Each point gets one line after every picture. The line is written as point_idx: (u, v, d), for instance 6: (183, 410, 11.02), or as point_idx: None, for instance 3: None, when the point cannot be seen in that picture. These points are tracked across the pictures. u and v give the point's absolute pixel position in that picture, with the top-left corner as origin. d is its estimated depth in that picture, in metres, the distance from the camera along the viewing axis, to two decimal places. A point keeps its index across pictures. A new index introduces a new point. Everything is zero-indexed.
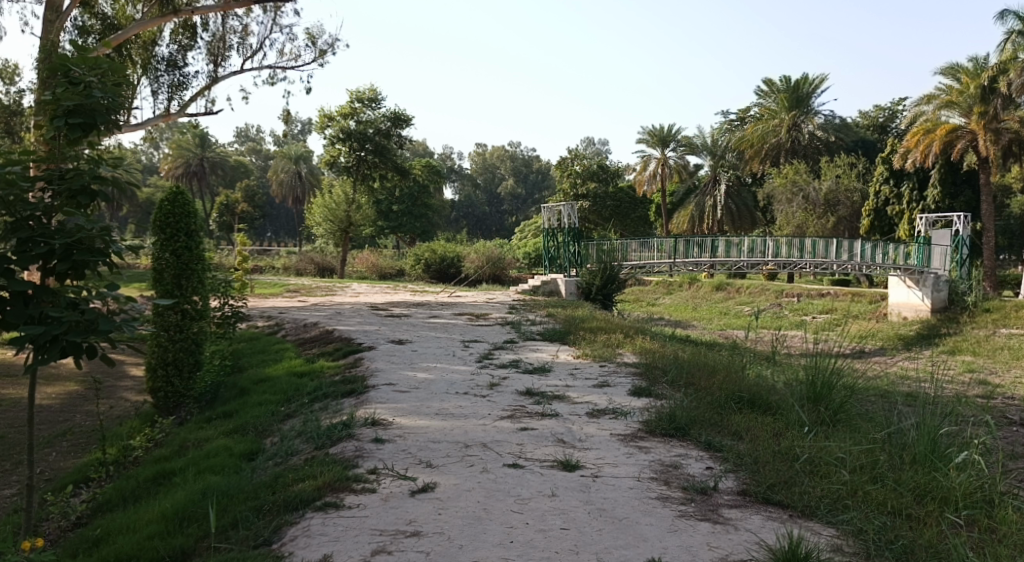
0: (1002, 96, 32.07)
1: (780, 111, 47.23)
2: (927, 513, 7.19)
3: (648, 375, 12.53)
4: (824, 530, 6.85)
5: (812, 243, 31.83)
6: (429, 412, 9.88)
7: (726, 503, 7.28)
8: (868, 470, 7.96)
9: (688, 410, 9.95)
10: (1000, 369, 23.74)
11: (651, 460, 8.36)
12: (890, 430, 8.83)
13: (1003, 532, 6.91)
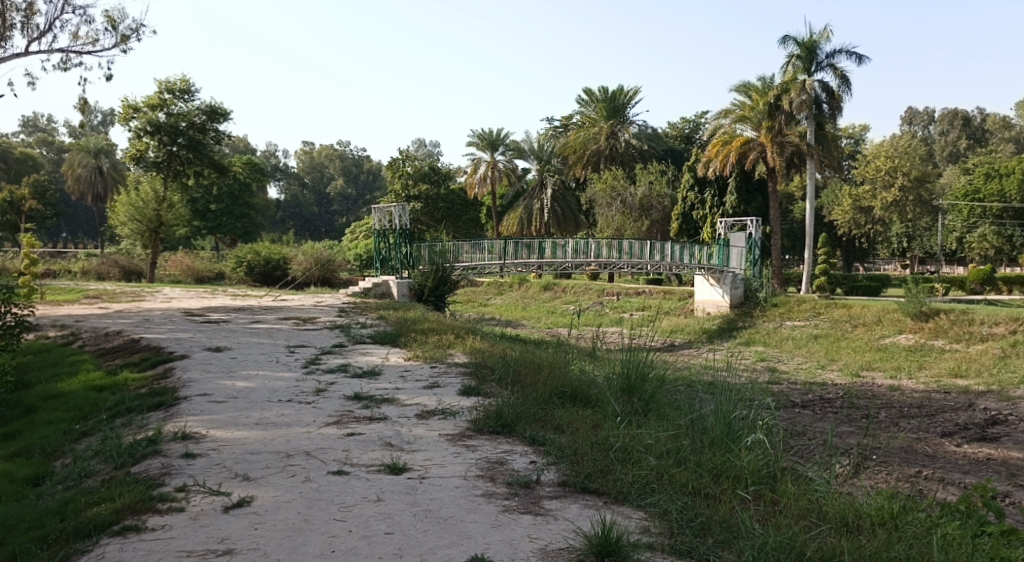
0: (785, 113, 35.35)
1: (599, 120, 49.65)
2: (722, 490, 8.05)
3: (476, 374, 13.12)
4: (634, 514, 7.59)
5: (629, 245, 33.90)
6: (248, 423, 9.95)
7: (547, 495, 7.92)
8: (673, 455, 8.82)
9: (514, 406, 10.59)
10: (786, 357, 25.86)
11: (478, 457, 8.91)
12: (693, 419, 9.78)
13: (783, 503, 7.81)
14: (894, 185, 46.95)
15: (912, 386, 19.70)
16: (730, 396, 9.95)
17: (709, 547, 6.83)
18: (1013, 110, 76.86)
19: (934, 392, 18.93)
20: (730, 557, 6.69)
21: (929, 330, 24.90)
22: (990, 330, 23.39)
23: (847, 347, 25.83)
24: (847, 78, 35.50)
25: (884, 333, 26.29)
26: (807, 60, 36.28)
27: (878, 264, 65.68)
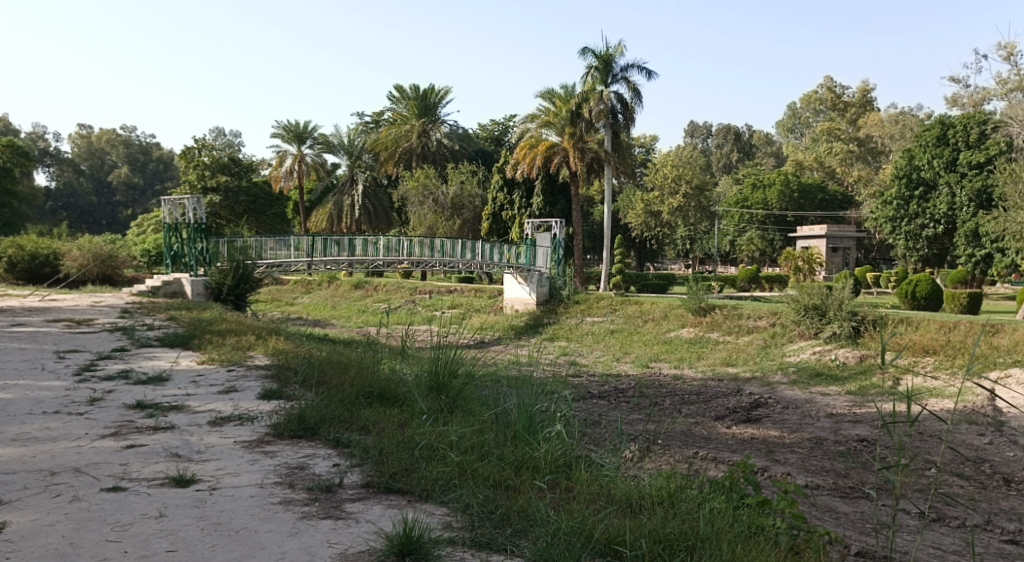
0: (586, 121, 37.46)
1: (410, 118, 49.94)
2: (521, 481, 8.25)
3: (278, 377, 13.07)
4: (437, 510, 7.58)
5: (443, 244, 34.53)
6: (6, 439, 9.38)
7: (349, 498, 7.78)
8: (477, 449, 8.93)
9: (318, 409, 10.56)
10: (587, 351, 27.39)
11: (275, 465, 8.68)
12: (497, 412, 9.94)
13: (577, 490, 8.09)
14: (678, 192, 51.01)
15: (693, 375, 21.53)
16: (528, 386, 10.25)
17: (508, 538, 6.90)
18: (776, 127, 85.70)
19: (709, 380, 20.76)
20: (526, 545, 6.81)
21: (706, 324, 26.76)
22: (756, 322, 25.58)
23: (640, 342, 27.55)
24: (640, 91, 37.69)
25: (670, 326, 28.12)
26: (604, 72, 37.81)
27: (664, 264, 70.81)
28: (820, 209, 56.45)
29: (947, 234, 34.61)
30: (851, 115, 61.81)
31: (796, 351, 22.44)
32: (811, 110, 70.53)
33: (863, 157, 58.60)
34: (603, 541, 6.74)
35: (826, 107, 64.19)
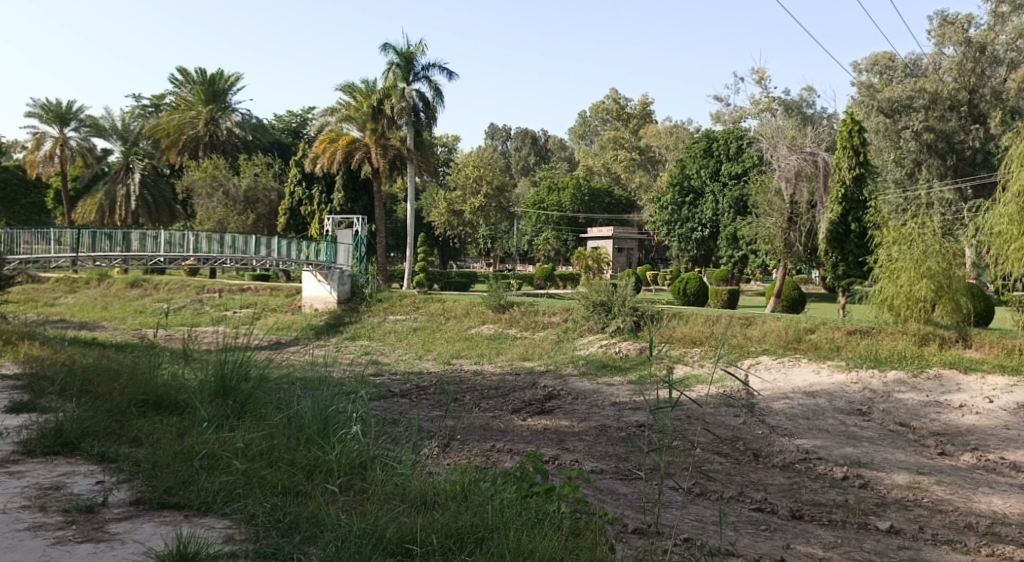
0: (388, 117, 36.91)
1: (196, 103, 47.23)
2: (313, 486, 7.69)
3: (32, 387, 12.23)
4: (217, 523, 7.00)
5: (232, 239, 31.52)
6: None
7: (114, 518, 7.12)
8: (266, 455, 8.25)
9: (79, 422, 9.74)
10: (390, 350, 26.69)
11: (25, 486, 7.89)
12: (289, 414, 9.10)
13: (371, 491, 7.58)
14: (480, 193, 52.33)
15: (492, 369, 22.52)
16: (323, 384, 9.50)
17: (295, 546, 6.43)
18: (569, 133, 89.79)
19: (508, 374, 21.69)
20: (316, 552, 6.37)
21: (505, 321, 27.58)
22: (551, 318, 26.66)
23: (442, 339, 27.67)
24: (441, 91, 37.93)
25: (470, 323, 28.48)
26: (406, 70, 37.55)
27: (466, 263, 72.12)
28: (607, 212, 59.81)
29: (712, 237, 38.03)
30: (633, 126, 66.74)
31: (585, 345, 23.88)
32: (599, 120, 74.55)
33: (643, 164, 63.78)
34: (395, 541, 6.43)
35: (612, 117, 68.16)
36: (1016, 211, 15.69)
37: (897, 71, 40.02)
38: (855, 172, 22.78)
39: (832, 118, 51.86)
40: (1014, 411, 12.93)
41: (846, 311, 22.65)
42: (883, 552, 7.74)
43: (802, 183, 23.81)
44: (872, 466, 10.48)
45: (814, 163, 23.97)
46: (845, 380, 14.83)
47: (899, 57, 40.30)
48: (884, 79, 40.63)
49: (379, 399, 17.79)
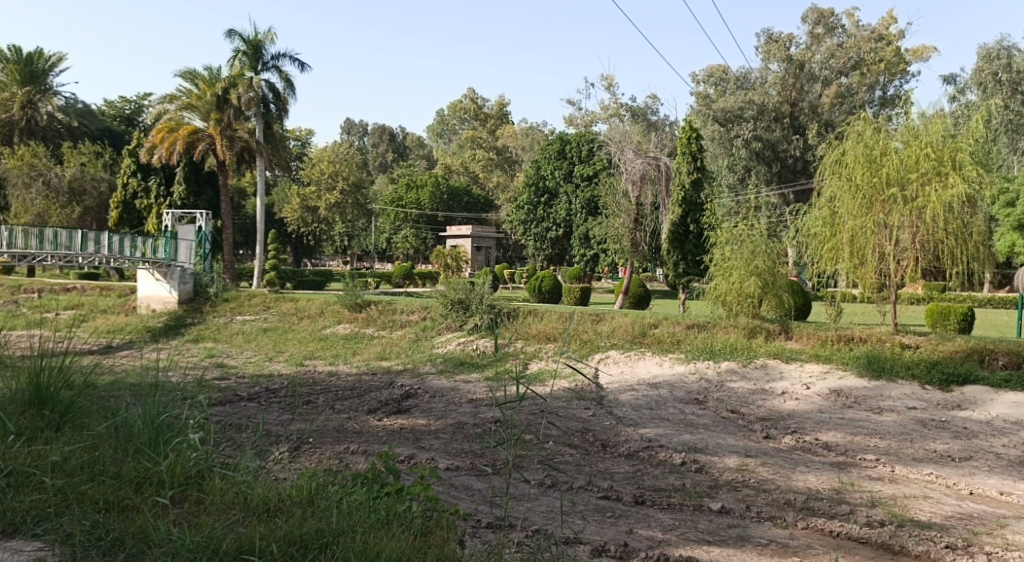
0: (235, 107, 34.61)
1: (11, 85, 44.10)
2: (141, 499, 7.27)
3: None
4: (26, 546, 6.40)
5: (55, 234, 27.56)
6: None
7: None
8: (87, 470, 7.56)
9: None
10: (236, 352, 25.59)
11: None
12: (114, 423, 8.28)
13: (208, 503, 7.31)
14: (335, 189, 51.28)
15: (348, 369, 22.18)
16: (155, 391, 8.64)
17: None
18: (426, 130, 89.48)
19: (364, 374, 21.50)
20: None
21: (361, 319, 27.13)
22: (408, 317, 26.49)
23: (294, 339, 26.87)
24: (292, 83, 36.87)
25: (325, 322, 27.89)
26: (253, 58, 35.91)
27: (322, 261, 70.79)
28: (465, 210, 59.78)
29: (566, 237, 39.12)
30: (490, 126, 67.20)
31: (442, 343, 24.00)
32: (456, 119, 74.79)
33: (500, 164, 64.41)
34: (231, 552, 6.26)
35: (469, 116, 68.44)
36: (828, 214, 17.22)
37: (730, 82, 42.52)
38: (693, 175, 25.17)
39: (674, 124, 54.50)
40: (827, 396, 14.25)
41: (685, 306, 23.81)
42: (716, 532, 8.32)
43: (648, 186, 24.54)
44: (706, 451, 11.14)
45: (657, 167, 24.79)
46: (684, 371, 15.80)
47: (731, 71, 42.77)
48: (718, 91, 42.92)
49: (222, 405, 16.95)
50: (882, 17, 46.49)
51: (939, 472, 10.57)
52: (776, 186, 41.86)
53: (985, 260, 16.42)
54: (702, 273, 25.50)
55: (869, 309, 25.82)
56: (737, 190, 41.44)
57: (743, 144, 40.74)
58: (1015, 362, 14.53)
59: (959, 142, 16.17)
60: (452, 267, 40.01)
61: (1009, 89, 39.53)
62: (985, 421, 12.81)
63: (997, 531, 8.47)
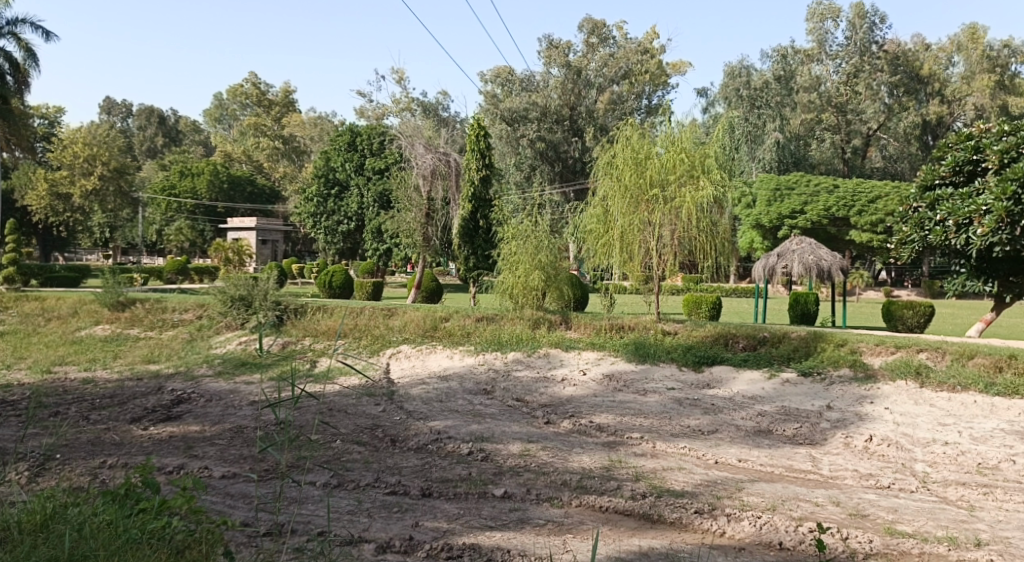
0: None
1: None
2: None
3: None
4: None
5: None
6: None
7: None
8: None
9: None
10: None
11: None
12: None
13: None
14: (93, 174, 46.98)
15: (106, 377, 19.04)
16: None
17: None
18: (202, 115, 84.84)
19: (126, 380, 18.74)
20: None
21: (125, 320, 23.69)
22: (182, 315, 23.57)
23: (39, 343, 22.92)
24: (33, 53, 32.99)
25: (80, 325, 24.00)
26: None
27: (76, 253, 65.57)
28: (249, 201, 58.40)
29: (358, 230, 38.81)
30: (275, 114, 65.39)
31: (221, 343, 21.32)
32: (237, 103, 71.40)
33: (288, 154, 62.74)
34: None
35: (250, 101, 64.92)
36: (601, 213, 18.33)
37: (516, 84, 43.61)
38: (483, 172, 24.87)
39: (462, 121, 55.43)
40: (600, 381, 15.26)
41: (476, 300, 24.20)
42: (498, 517, 8.69)
43: (437, 181, 25.36)
44: (491, 439, 11.52)
45: (447, 163, 25.72)
46: (473, 363, 16.27)
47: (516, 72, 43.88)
48: (505, 91, 43.87)
49: None
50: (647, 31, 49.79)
51: (692, 445, 11.67)
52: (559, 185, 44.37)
53: (728, 254, 18.39)
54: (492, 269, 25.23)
55: (638, 300, 27.78)
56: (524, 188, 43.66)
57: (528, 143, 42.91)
58: (752, 345, 16.23)
59: (706, 148, 17.95)
60: (234, 261, 38.25)
61: (749, 103, 44.11)
62: (729, 397, 14.24)
63: (737, 494, 9.50)
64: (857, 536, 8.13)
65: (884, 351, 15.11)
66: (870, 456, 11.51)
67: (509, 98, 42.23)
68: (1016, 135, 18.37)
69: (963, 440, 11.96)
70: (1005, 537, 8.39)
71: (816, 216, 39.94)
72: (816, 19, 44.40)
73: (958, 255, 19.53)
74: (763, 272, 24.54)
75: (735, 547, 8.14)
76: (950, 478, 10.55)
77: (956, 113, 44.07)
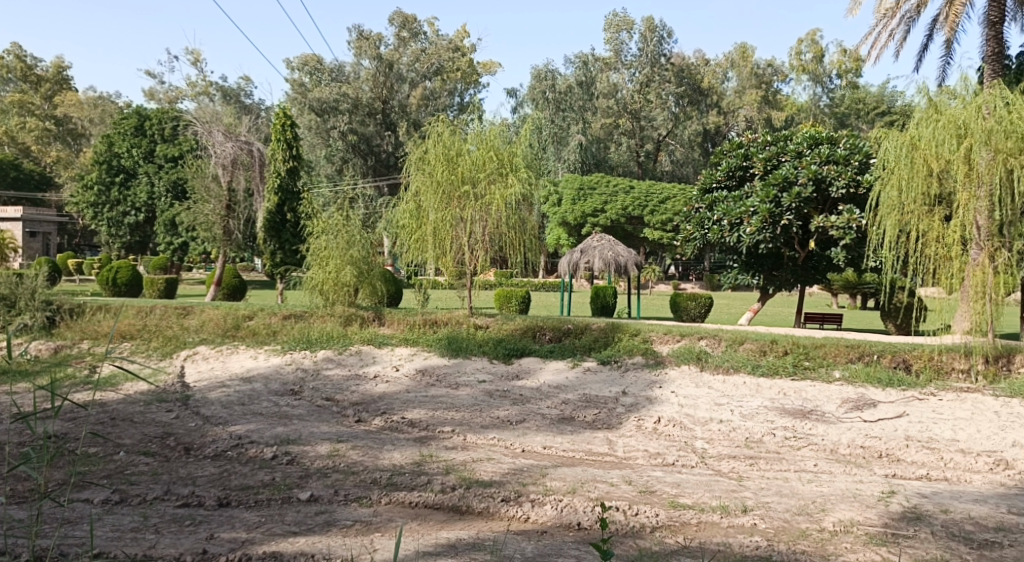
0: None
1: None
2: None
3: None
4: None
5: None
6: None
7: None
8: None
9: None
10: None
11: None
12: None
13: None
14: None
15: None
16: None
17: None
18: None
19: None
20: None
21: None
22: None
23: None
24: None
25: None
26: None
27: None
28: (14, 188, 52.99)
29: (147, 222, 36.36)
30: (47, 92, 59.78)
31: None
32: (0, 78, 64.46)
33: (62, 137, 58.40)
34: None
35: (13, 75, 58.72)
36: (414, 208, 18.13)
37: (325, 73, 42.15)
38: (289, 164, 24.64)
39: (264, 109, 53.03)
40: (413, 376, 15.16)
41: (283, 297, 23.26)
42: (303, 521, 8.36)
43: (238, 171, 24.27)
44: (298, 441, 11.08)
45: (249, 152, 24.95)
46: (280, 362, 15.70)
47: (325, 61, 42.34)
48: (313, 81, 42.14)
49: None
50: (456, 30, 49.84)
51: (500, 435, 11.82)
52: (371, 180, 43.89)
53: (535, 250, 18.97)
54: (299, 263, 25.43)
55: (451, 295, 27.94)
56: (335, 181, 42.85)
57: (339, 135, 42.20)
58: (557, 337, 16.78)
59: (514, 147, 18.33)
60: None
61: (553, 106, 44.99)
62: (536, 387, 14.58)
63: (542, 480, 9.69)
64: (646, 512, 8.53)
65: (671, 339, 16.08)
66: (658, 436, 12.19)
67: (318, 88, 40.84)
68: (776, 145, 20.34)
69: (734, 418, 12.95)
70: (766, 502, 9.06)
71: (614, 215, 42.00)
72: (611, 30, 46.24)
73: (732, 252, 21.21)
74: (569, 267, 25.10)
75: (538, 531, 8.32)
76: (724, 452, 11.36)
77: (730, 124, 47.17)
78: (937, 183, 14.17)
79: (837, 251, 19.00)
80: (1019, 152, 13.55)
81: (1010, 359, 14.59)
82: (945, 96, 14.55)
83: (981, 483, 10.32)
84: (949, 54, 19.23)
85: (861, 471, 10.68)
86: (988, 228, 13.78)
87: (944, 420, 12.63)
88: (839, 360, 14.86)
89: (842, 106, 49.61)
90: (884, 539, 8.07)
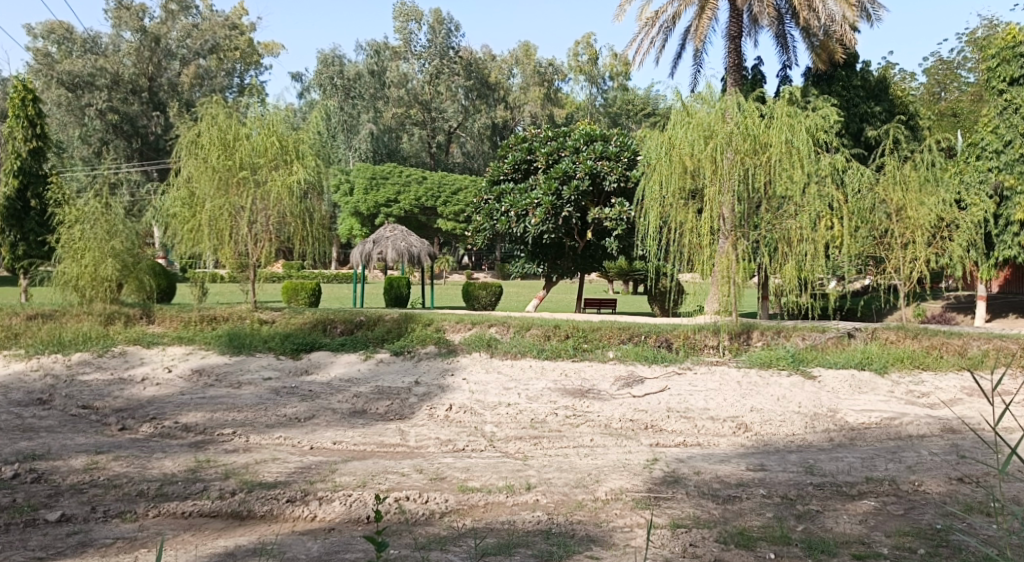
0: None
1: None
2: None
3: None
4: None
5: None
6: None
7: None
8: None
9: None
10: None
11: None
12: None
13: None
14: None
15: None
16: None
17: None
18: None
19: None
20: None
21: None
22: None
23: None
24: None
25: None
26: None
27: None
28: None
29: None
30: None
31: None
32: None
33: None
34: None
35: None
36: (186, 196, 16.81)
37: (77, 44, 38.21)
38: (31, 145, 22.97)
39: None
40: (188, 377, 14.05)
41: (27, 294, 21.02)
42: (51, 544, 7.39)
43: None
44: (46, 456, 9.84)
45: None
46: (23, 369, 14.01)
47: (76, 29, 38.45)
48: (61, 51, 38.19)
49: None
50: (234, 8, 47.34)
51: (286, 434, 11.19)
52: (137, 164, 41.31)
53: (324, 242, 18.33)
54: (47, 256, 23.41)
55: (233, 289, 26.50)
56: (93, 164, 40.11)
57: (95, 113, 38.82)
58: (349, 329, 16.26)
59: (300, 135, 17.67)
60: None
61: (342, 93, 44.67)
62: (326, 382, 13.98)
63: (329, 476, 9.24)
64: (434, 498, 8.34)
65: (463, 327, 16.06)
66: (449, 423, 12.06)
67: (68, 59, 37.23)
68: (557, 141, 20.92)
69: (520, 400, 13.13)
70: (547, 478, 9.17)
71: (408, 206, 41.79)
72: (400, 19, 45.65)
73: (518, 242, 21.54)
74: (362, 258, 24.34)
75: (325, 529, 7.88)
76: (510, 434, 11.45)
77: (517, 119, 47.93)
78: (691, 179, 15.17)
79: (610, 241, 19.88)
80: (753, 152, 14.88)
81: (749, 334, 16.00)
82: (696, 101, 15.57)
83: (728, 445, 11.09)
84: (698, 63, 20.63)
85: (630, 442, 11.12)
86: (732, 219, 14.95)
87: (698, 391, 13.53)
88: (612, 341, 15.47)
89: (615, 106, 52.17)
90: (647, 502, 8.39)
